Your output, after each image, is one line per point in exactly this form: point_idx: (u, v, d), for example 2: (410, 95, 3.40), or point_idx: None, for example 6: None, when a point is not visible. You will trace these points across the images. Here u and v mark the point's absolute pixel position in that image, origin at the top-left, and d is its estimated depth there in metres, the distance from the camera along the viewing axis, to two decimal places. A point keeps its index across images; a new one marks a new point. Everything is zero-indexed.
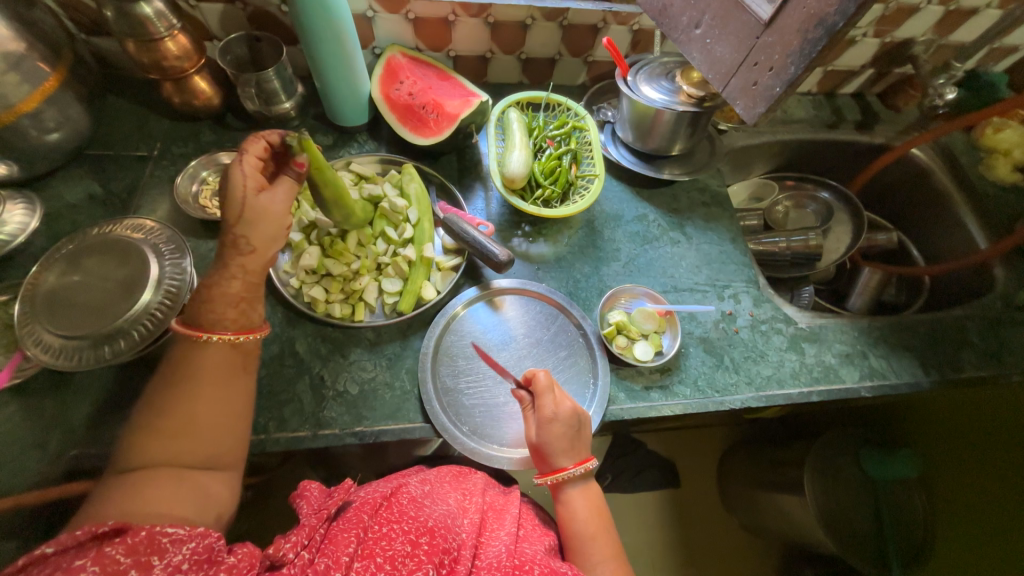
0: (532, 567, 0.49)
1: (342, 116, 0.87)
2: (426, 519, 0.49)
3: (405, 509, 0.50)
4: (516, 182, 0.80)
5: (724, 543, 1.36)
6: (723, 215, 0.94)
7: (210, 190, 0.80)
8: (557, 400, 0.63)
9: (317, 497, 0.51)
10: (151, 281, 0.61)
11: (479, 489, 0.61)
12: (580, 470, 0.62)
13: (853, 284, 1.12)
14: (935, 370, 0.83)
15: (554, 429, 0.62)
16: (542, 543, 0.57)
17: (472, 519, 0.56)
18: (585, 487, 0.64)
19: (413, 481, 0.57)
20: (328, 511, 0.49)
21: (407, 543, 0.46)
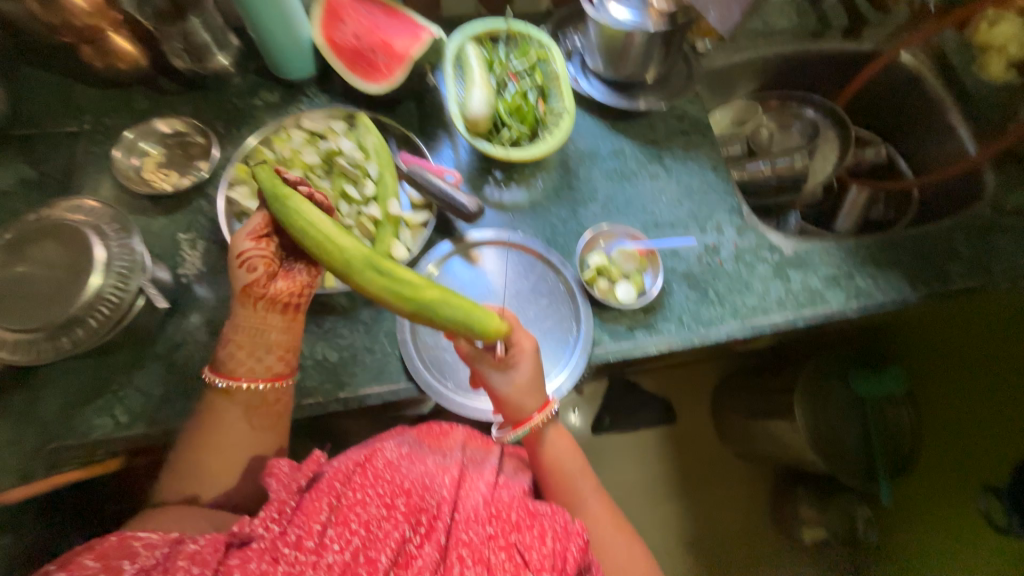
0: (510, 513, 0.52)
1: (285, 68, 0.80)
2: (403, 481, 0.50)
3: (381, 472, 0.50)
4: (478, 124, 0.74)
5: (722, 468, 1.39)
6: (703, 142, 0.89)
7: (154, 163, 0.75)
8: (527, 335, 0.62)
9: (288, 473, 0.48)
10: (99, 265, 0.57)
11: (457, 445, 0.63)
12: (542, 417, 0.62)
13: (841, 204, 1.09)
14: (922, 284, 0.82)
15: (532, 364, 0.62)
16: (522, 486, 0.59)
17: (453, 473, 0.56)
18: (555, 432, 0.66)
19: (389, 444, 0.57)
20: (298, 485, 0.47)
21: (382, 507, 0.47)
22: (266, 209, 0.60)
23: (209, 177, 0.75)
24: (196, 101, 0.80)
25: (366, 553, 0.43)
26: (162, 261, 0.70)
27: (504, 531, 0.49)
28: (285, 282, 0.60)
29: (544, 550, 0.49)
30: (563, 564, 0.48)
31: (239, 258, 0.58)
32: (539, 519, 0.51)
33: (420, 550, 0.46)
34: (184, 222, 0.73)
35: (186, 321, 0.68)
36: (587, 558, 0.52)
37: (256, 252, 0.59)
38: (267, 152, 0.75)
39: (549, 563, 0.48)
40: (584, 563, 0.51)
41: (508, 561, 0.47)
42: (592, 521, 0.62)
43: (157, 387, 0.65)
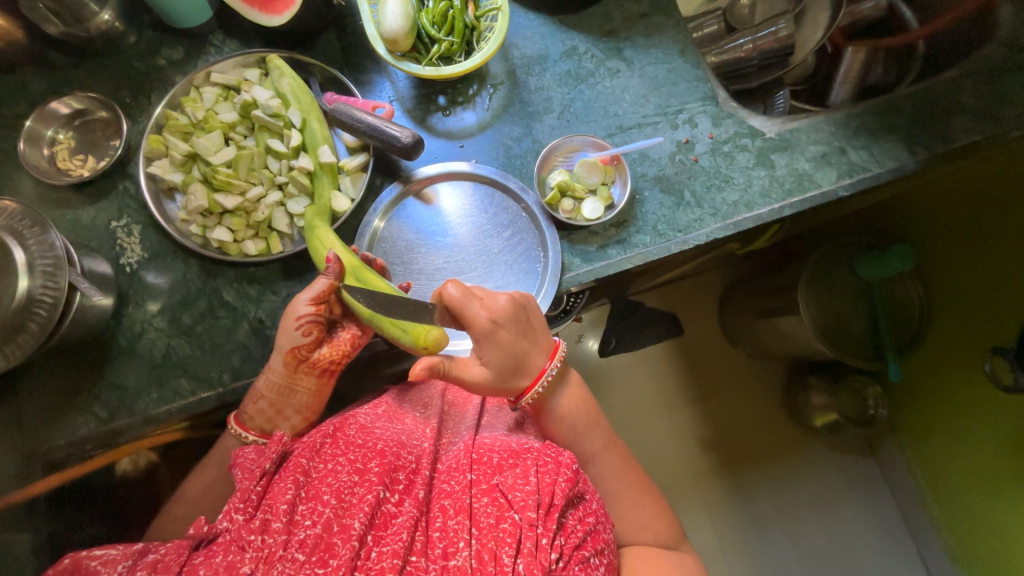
0: (489, 457, 0.53)
1: (177, 16, 0.69)
2: (375, 443, 0.53)
3: (351, 439, 0.53)
4: (400, 42, 0.65)
5: (733, 371, 1.39)
6: (667, 23, 0.78)
7: (66, 150, 0.69)
8: (490, 299, 0.56)
9: (252, 459, 0.52)
10: (20, 267, 0.55)
11: (437, 395, 0.66)
12: (557, 364, 0.59)
13: (835, 74, 0.99)
14: (923, 148, 0.74)
15: (502, 334, 0.56)
16: (505, 424, 0.62)
17: (432, 427, 0.60)
18: (569, 386, 0.63)
19: (363, 409, 0.60)
20: (263, 468, 0.50)
21: (353, 473, 0.49)
22: (329, 274, 0.60)
23: (126, 155, 0.69)
24: (92, 71, 0.71)
25: (340, 521, 0.45)
26: (100, 254, 0.66)
27: (485, 475, 0.51)
28: (329, 348, 0.61)
29: (528, 488, 0.49)
30: (548, 499, 0.48)
31: (297, 319, 0.59)
32: (523, 458, 0.53)
33: (400, 508, 0.48)
34: (113, 208, 0.68)
35: (141, 312, 0.66)
36: (578, 488, 0.52)
37: (312, 311, 0.59)
38: (178, 116, 0.67)
39: (533, 499, 0.48)
40: (574, 493, 0.51)
41: (491, 504, 0.48)
42: (600, 474, 0.63)
43: (129, 380, 0.64)
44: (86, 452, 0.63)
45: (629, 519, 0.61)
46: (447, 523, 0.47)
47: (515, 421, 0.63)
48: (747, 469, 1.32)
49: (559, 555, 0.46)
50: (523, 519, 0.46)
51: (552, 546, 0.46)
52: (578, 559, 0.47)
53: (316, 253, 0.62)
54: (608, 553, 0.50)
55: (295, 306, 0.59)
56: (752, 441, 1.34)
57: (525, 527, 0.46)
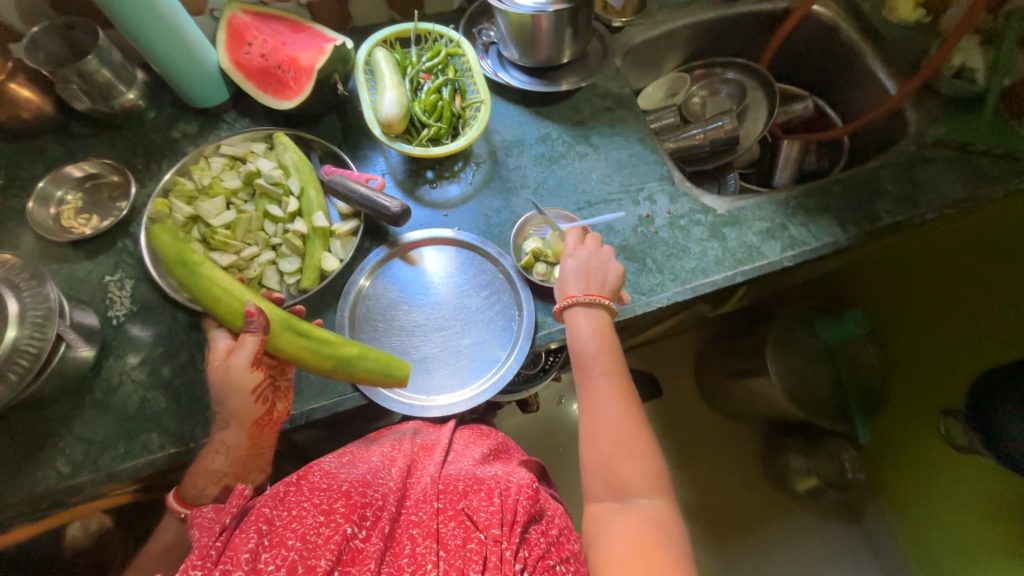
0: (455, 486, 0.54)
1: (197, 96, 0.78)
2: (341, 486, 0.53)
3: (315, 484, 0.53)
4: (394, 126, 0.75)
5: (715, 436, 1.40)
6: (628, 116, 0.90)
7: (72, 210, 0.74)
8: (592, 239, 0.72)
9: (210, 518, 0.49)
10: (10, 317, 0.56)
11: (407, 437, 0.65)
12: (586, 296, 0.65)
13: (776, 160, 1.11)
14: (853, 226, 0.84)
15: (579, 255, 0.69)
16: (471, 458, 0.62)
17: (399, 465, 0.60)
18: (592, 310, 0.65)
19: (329, 458, 0.61)
20: (222, 524, 0.47)
21: (319, 514, 0.49)
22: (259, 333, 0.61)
23: (131, 215, 0.74)
24: (109, 141, 0.78)
25: (306, 562, 0.44)
26: (89, 306, 0.69)
27: (451, 501, 0.51)
28: (279, 404, 0.63)
29: (492, 508, 0.50)
30: (512, 516, 0.49)
31: (252, 388, 0.59)
32: (485, 482, 0.54)
33: (367, 543, 0.48)
34: (109, 264, 0.72)
35: (122, 363, 0.67)
36: (539, 504, 0.53)
37: (261, 374, 0.60)
38: (185, 182, 0.73)
39: (498, 517, 0.49)
40: (536, 510, 0.52)
41: (457, 527, 0.48)
42: (604, 398, 0.61)
43: (98, 433, 0.63)
44: (40, 510, 0.60)
45: (627, 454, 0.57)
46: (415, 549, 0.47)
47: (479, 456, 0.63)
48: (731, 539, 1.29)
49: (524, 565, 0.46)
50: (488, 537, 0.47)
51: (517, 558, 0.46)
52: (543, 568, 0.46)
53: (233, 310, 0.63)
54: (575, 563, 0.50)
55: (241, 373, 0.59)
56: (735, 505, 1.32)
57: (490, 543, 0.46)
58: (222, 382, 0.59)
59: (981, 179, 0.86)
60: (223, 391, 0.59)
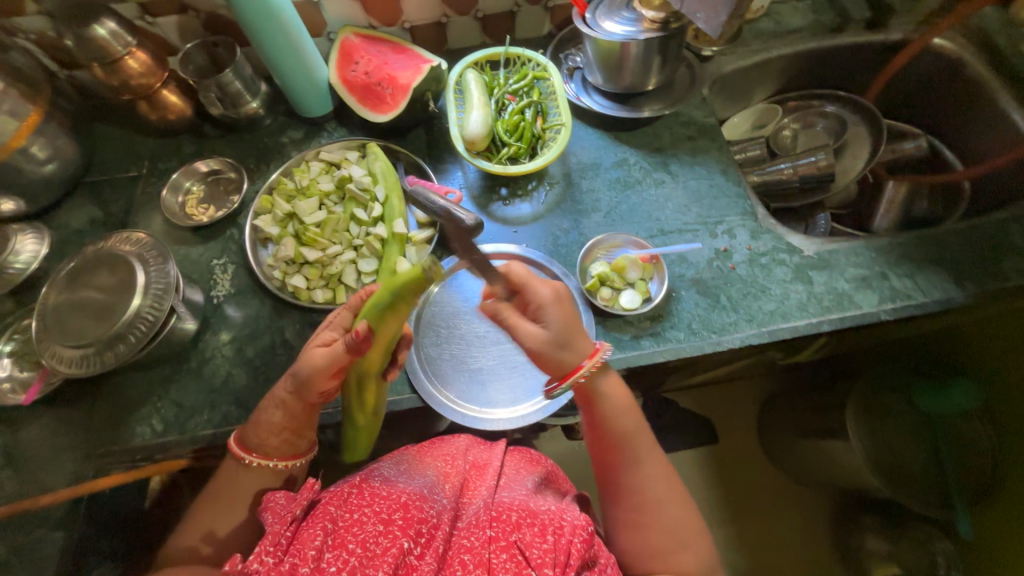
0: (509, 516, 0.54)
1: (305, 106, 0.87)
2: (399, 497, 0.55)
3: (376, 492, 0.55)
4: (477, 143, 0.78)
5: (776, 496, 1.32)
6: (711, 146, 0.87)
7: (195, 200, 0.85)
8: (541, 284, 0.57)
9: (282, 504, 0.52)
10: (138, 287, 0.65)
11: (461, 452, 0.68)
12: (593, 365, 0.55)
13: (877, 203, 1.01)
14: (970, 283, 0.74)
15: (551, 315, 0.55)
16: (524, 486, 0.62)
17: (453, 483, 0.62)
18: (614, 382, 0.60)
19: (387, 463, 0.63)
20: (293, 515, 0.51)
21: (379, 523, 0.51)
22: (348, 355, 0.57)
23: (240, 208, 0.83)
24: (232, 143, 0.89)
25: (364, 570, 0.46)
26: (197, 285, 0.77)
27: (504, 532, 0.52)
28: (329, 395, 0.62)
29: (546, 546, 0.50)
30: (565, 558, 0.49)
31: (322, 388, 0.59)
32: (540, 518, 0.54)
33: (422, 561, 0.49)
34: (217, 249, 0.81)
35: (215, 339, 0.75)
36: (592, 549, 0.53)
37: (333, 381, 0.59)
38: (288, 183, 0.81)
39: (551, 558, 0.49)
40: (590, 556, 0.52)
41: (509, 561, 0.49)
42: (647, 473, 0.60)
43: (188, 398, 0.71)
44: (135, 461, 0.68)
45: (670, 534, 0.57)
46: None
47: (533, 484, 0.63)
48: None
49: None
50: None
51: None
52: None
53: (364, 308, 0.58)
54: None
55: (321, 372, 0.58)
56: (784, 572, 1.25)
57: None
58: (303, 362, 0.59)
59: None
60: (298, 377, 0.58)
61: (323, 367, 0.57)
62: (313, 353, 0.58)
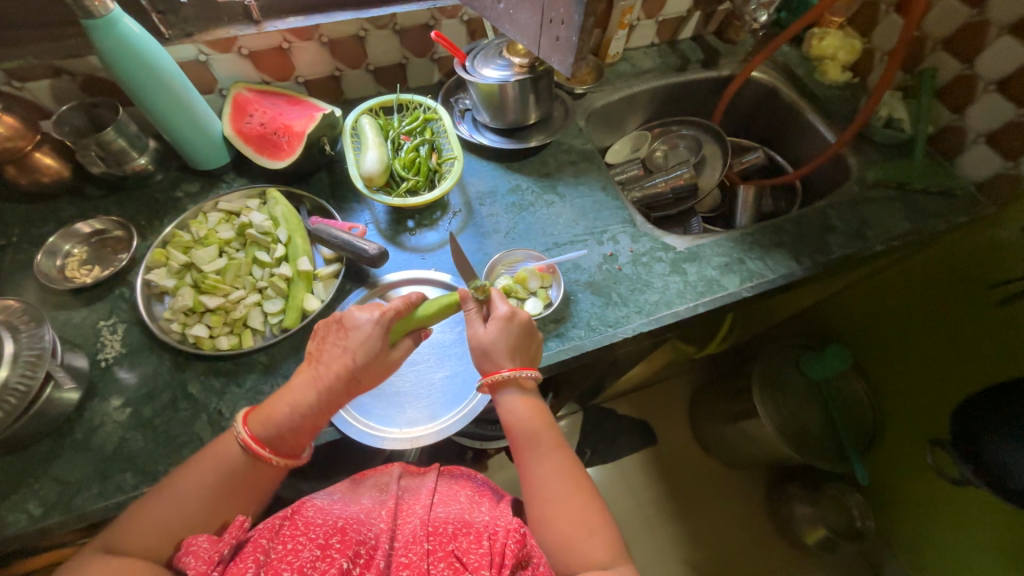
0: (445, 528, 0.56)
1: (201, 160, 0.87)
2: (335, 523, 0.55)
3: (309, 521, 0.55)
4: (376, 180, 0.83)
5: (714, 482, 1.41)
6: (592, 168, 1.00)
7: (77, 262, 0.80)
8: None
9: (206, 548, 0.49)
10: (4, 358, 0.60)
11: (393, 480, 0.68)
12: (511, 373, 0.63)
13: (736, 204, 1.19)
14: (806, 259, 0.89)
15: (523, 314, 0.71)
16: (459, 501, 0.64)
17: (387, 507, 0.62)
18: (525, 396, 0.65)
19: (320, 495, 0.62)
20: (220, 555, 0.49)
21: (316, 549, 0.50)
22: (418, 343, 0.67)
23: (130, 265, 0.80)
24: (120, 202, 0.87)
25: None
26: (81, 349, 0.72)
27: (442, 543, 0.53)
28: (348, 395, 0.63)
29: (481, 551, 0.52)
30: (500, 558, 0.50)
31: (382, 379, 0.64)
32: (474, 527, 0.57)
33: None
34: (105, 309, 0.76)
35: (105, 405, 0.69)
36: (526, 549, 0.53)
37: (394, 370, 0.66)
38: (184, 235, 0.80)
39: (487, 560, 0.50)
40: (523, 555, 0.52)
41: (447, 569, 0.50)
42: (555, 476, 0.62)
43: (73, 474, 0.64)
44: (5, 556, 0.60)
45: (568, 532, 0.58)
46: None
47: (467, 497, 0.66)
48: None
49: None
50: None
51: None
52: None
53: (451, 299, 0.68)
54: None
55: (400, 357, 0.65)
56: (733, 554, 1.32)
57: None
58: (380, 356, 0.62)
59: (920, 215, 0.93)
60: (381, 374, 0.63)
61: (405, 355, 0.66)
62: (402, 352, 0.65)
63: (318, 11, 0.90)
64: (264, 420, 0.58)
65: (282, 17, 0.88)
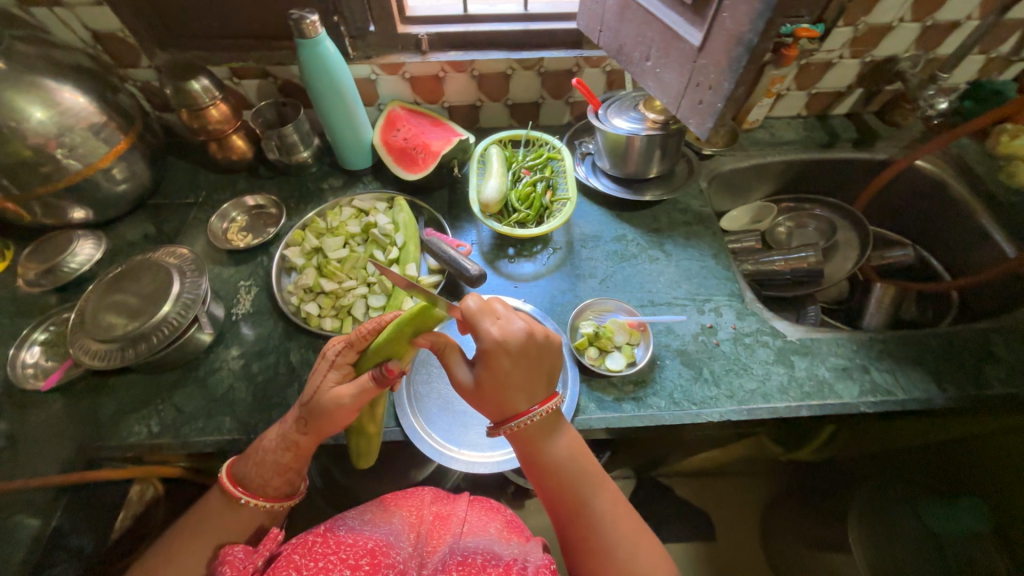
0: (474, 559, 0.57)
1: (349, 161, 1.00)
2: (366, 544, 0.58)
3: (341, 541, 0.59)
4: (491, 207, 0.88)
5: None
6: (706, 232, 0.95)
7: (237, 227, 0.95)
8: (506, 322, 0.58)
9: (241, 558, 0.55)
10: (170, 296, 0.74)
11: (426, 504, 0.69)
12: (543, 411, 0.59)
13: (867, 302, 1.04)
14: (952, 386, 0.76)
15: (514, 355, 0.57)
16: (490, 531, 0.64)
17: (416, 531, 0.64)
18: (558, 432, 0.62)
19: (353, 513, 0.65)
20: (254, 567, 0.54)
21: (347, 569, 0.54)
22: (357, 390, 0.58)
23: (274, 239, 0.93)
24: (280, 184, 1.02)
25: None
26: (222, 301, 0.85)
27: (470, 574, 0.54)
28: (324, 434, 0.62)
29: None
30: None
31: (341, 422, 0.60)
32: (504, 562, 0.57)
33: None
34: (247, 272, 0.89)
35: (226, 352, 0.80)
36: None
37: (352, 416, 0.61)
38: (320, 222, 0.91)
39: None
40: None
41: None
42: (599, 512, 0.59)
43: (189, 405, 0.74)
44: (124, 458, 0.71)
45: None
46: None
47: (495, 531, 0.65)
48: None
49: None
50: None
51: None
52: None
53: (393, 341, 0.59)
54: None
55: (338, 403, 0.58)
56: None
57: None
58: (321, 394, 0.60)
59: None
60: (317, 416, 0.59)
61: (349, 404, 0.58)
62: (337, 392, 0.59)
63: (476, 48, 0.99)
64: (240, 462, 0.62)
65: (445, 50, 0.99)
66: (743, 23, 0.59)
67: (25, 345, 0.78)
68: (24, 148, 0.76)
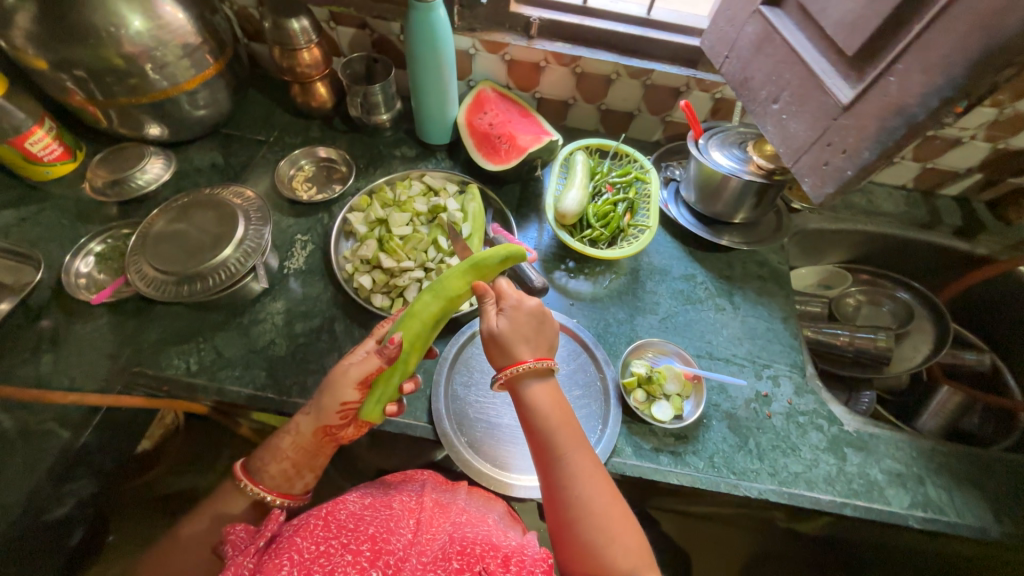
0: (474, 549, 0.53)
1: (427, 134, 0.96)
2: (367, 530, 0.54)
3: (342, 525, 0.54)
4: (567, 218, 0.84)
5: None
6: (778, 292, 0.89)
7: (303, 177, 0.93)
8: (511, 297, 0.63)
9: (243, 538, 0.54)
10: (234, 240, 0.74)
11: (427, 488, 0.65)
12: (534, 364, 0.57)
13: (927, 402, 1.01)
14: (1011, 521, 0.71)
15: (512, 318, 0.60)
16: (490, 522, 0.61)
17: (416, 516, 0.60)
18: (548, 383, 0.59)
19: (354, 496, 0.61)
20: (256, 547, 0.52)
21: (348, 554, 0.50)
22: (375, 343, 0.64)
23: (338, 198, 0.90)
24: (352, 141, 0.99)
25: None
26: (277, 251, 0.83)
27: (469, 564, 0.51)
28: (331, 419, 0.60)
29: None
30: None
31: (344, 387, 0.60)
32: (504, 553, 0.54)
33: None
34: (305, 226, 0.87)
35: (272, 305, 0.78)
36: None
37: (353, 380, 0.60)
38: (388, 192, 0.88)
39: None
40: None
41: None
42: (573, 471, 0.55)
43: (228, 350, 0.74)
44: (157, 389, 0.70)
45: (591, 540, 0.52)
46: None
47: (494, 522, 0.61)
48: None
49: None
50: None
51: None
52: None
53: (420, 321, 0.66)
54: None
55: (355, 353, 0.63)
56: None
57: None
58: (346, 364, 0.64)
59: None
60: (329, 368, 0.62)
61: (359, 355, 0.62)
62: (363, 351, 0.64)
63: (585, 44, 0.93)
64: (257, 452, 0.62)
65: (552, 39, 0.93)
66: (912, 94, 0.53)
67: (81, 254, 0.78)
68: (117, 56, 0.73)
